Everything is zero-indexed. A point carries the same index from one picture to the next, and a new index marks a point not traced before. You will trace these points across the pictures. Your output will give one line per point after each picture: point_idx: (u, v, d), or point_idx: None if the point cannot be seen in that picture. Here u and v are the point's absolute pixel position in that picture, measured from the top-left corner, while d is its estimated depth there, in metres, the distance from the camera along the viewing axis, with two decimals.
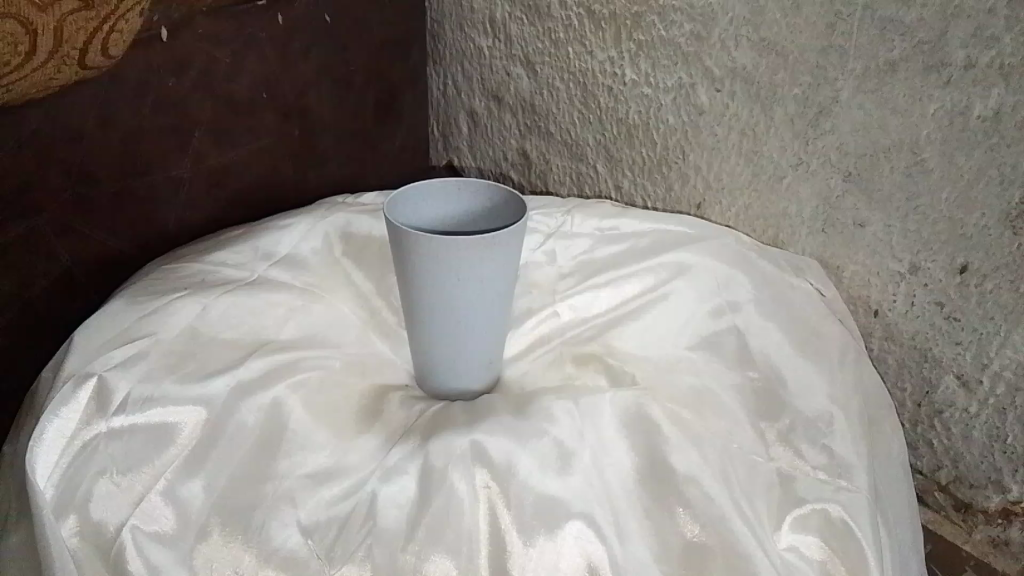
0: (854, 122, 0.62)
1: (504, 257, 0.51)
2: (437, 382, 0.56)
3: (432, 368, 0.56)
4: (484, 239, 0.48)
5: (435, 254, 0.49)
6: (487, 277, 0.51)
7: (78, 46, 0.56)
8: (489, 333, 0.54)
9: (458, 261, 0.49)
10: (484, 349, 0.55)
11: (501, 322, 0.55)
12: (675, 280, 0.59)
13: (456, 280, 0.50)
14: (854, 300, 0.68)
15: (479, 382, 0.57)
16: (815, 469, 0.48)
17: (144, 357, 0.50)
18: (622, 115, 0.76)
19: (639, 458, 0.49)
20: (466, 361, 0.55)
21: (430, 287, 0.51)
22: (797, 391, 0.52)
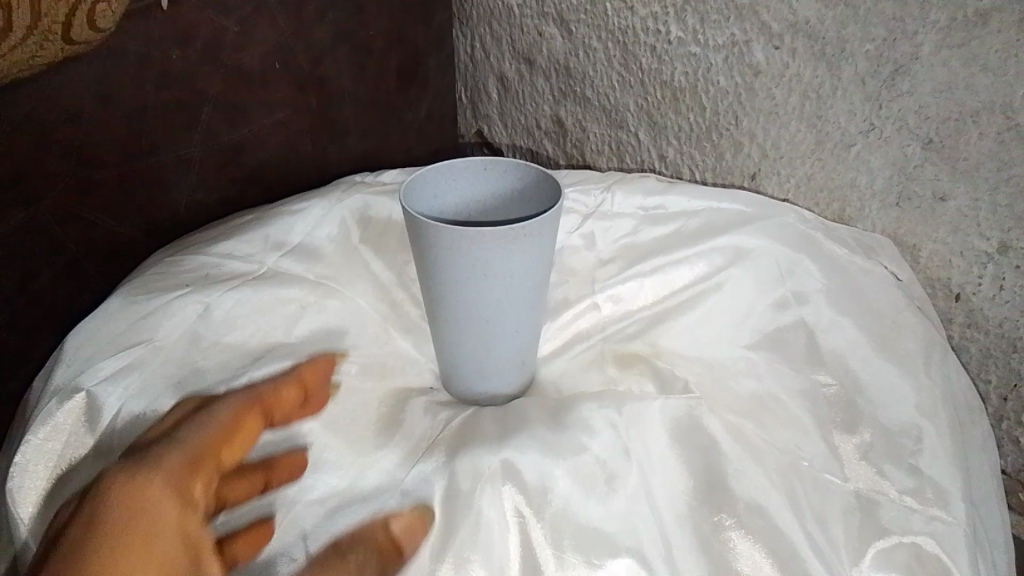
0: (936, 81, 0.54)
1: (536, 248, 0.44)
2: (464, 386, 0.51)
3: (459, 370, 0.50)
4: (513, 229, 0.42)
5: (457, 245, 0.43)
6: (518, 271, 0.45)
7: (60, 19, 0.51)
8: (521, 331, 0.48)
9: (484, 254, 0.43)
10: (515, 350, 0.49)
11: (534, 319, 0.49)
12: (731, 268, 0.52)
13: (482, 274, 0.44)
14: (932, 283, 0.61)
15: (511, 385, 0.51)
16: (902, 492, 0.41)
17: (136, 369, 0.46)
18: (667, 77, 0.68)
19: (693, 478, 0.42)
20: (496, 363, 0.49)
21: (454, 282, 0.45)
22: (876, 397, 0.45)
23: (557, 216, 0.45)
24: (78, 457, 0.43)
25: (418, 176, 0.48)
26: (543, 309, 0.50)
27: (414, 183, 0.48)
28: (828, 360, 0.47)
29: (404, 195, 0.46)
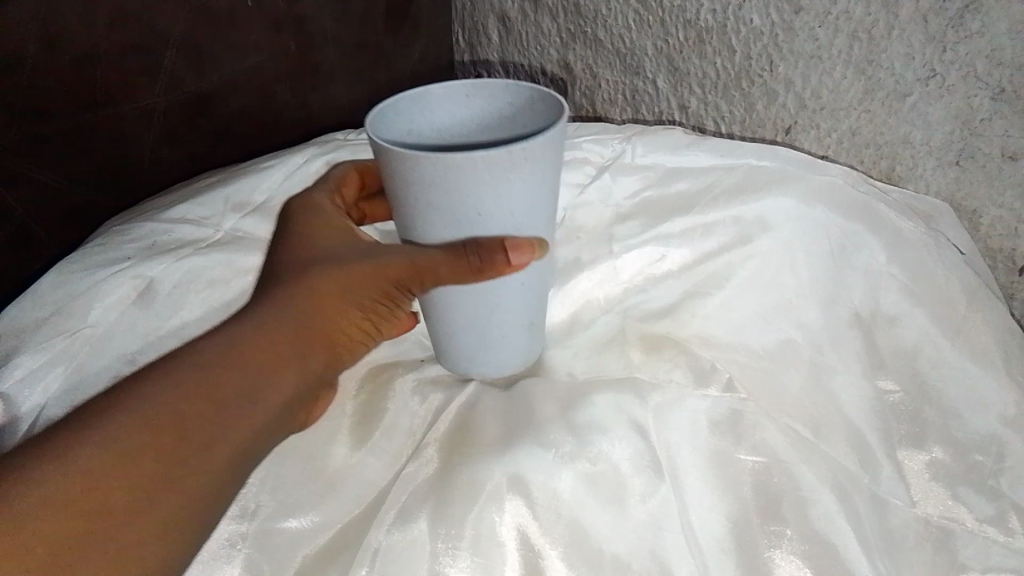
0: (1013, 20, 0.46)
1: (538, 174, 0.36)
2: (456, 358, 0.43)
3: (452, 338, 0.42)
4: (514, 153, 0.34)
5: (447, 178, 0.34)
6: (520, 204, 0.37)
7: None
8: (527, 288, 0.40)
9: (478, 188, 0.35)
10: (521, 310, 0.41)
11: (542, 273, 0.41)
12: (773, 232, 0.45)
13: (480, 212, 0.36)
14: (994, 253, 0.54)
15: (512, 356, 0.43)
16: (982, 523, 0.35)
17: (64, 365, 0.41)
18: (692, 16, 0.59)
19: (738, 502, 0.36)
20: (499, 329, 0.41)
21: (442, 225, 0.37)
22: (950, 403, 0.39)
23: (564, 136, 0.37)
24: None
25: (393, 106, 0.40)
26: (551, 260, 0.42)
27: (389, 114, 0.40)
28: (891, 361, 0.40)
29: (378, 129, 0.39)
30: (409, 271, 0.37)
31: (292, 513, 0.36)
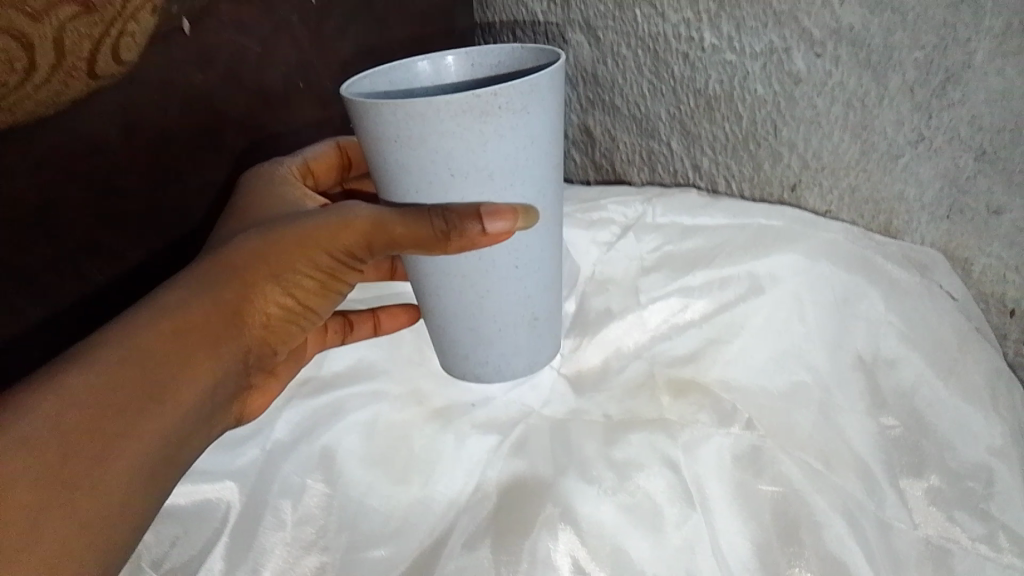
0: (990, 90, 0.51)
1: (517, 124, 0.40)
2: (471, 358, 0.51)
3: (459, 332, 0.49)
4: (479, 99, 0.38)
5: (421, 126, 0.39)
6: (501, 155, 0.41)
7: (84, 54, 0.51)
8: (522, 270, 0.46)
9: (451, 138, 0.39)
10: (517, 296, 0.47)
11: (536, 251, 0.46)
12: (786, 281, 0.50)
13: (463, 166, 0.40)
14: (986, 297, 0.59)
15: (520, 347, 0.50)
16: (975, 541, 0.40)
17: None
18: (701, 86, 0.64)
19: (763, 529, 0.40)
20: (496, 328, 0.48)
21: (419, 178, 0.42)
22: (945, 436, 0.43)
23: (545, 91, 0.40)
24: None
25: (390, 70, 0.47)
26: (550, 241, 0.47)
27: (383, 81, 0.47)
28: (891, 401, 0.45)
29: (365, 88, 0.46)
30: (359, 234, 0.43)
31: (371, 545, 0.42)
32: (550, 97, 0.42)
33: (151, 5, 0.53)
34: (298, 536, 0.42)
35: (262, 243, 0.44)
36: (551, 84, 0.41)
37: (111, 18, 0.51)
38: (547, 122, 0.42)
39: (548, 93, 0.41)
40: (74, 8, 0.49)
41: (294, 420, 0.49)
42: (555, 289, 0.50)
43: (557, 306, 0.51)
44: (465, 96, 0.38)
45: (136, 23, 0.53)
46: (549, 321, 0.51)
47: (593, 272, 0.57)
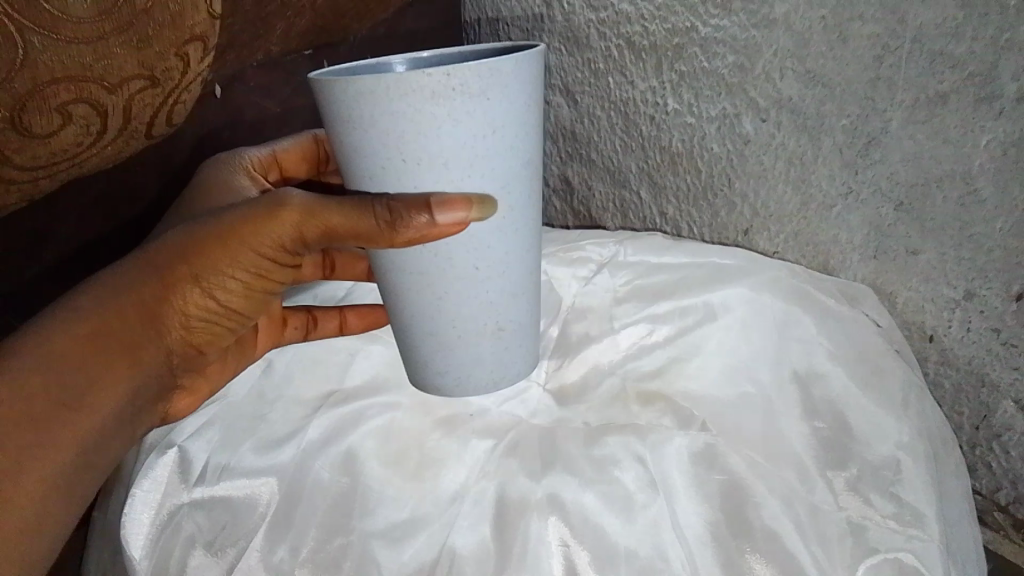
0: (905, 151, 0.56)
1: (475, 109, 0.42)
2: (439, 364, 0.55)
3: (426, 336, 0.54)
4: (431, 77, 0.40)
5: (374, 100, 0.41)
6: (456, 140, 0.43)
7: (145, 120, 0.59)
8: (485, 273, 0.50)
9: (405, 119, 0.42)
10: (479, 300, 0.51)
11: (498, 256, 0.50)
12: (736, 308, 0.60)
13: (414, 149, 0.43)
14: (909, 326, 0.64)
15: (485, 354, 0.54)
16: (886, 518, 0.48)
17: (213, 425, 0.59)
18: (665, 144, 0.71)
19: (714, 511, 0.49)
20: (459, 331, 0.53)
21: (376, 158, 0.44)
22: (863, 435, 0.53)
23: (507, 79, 0.42)
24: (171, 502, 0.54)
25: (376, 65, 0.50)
26: (516, 250, 0.51)
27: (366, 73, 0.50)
28: (822, 408, 0.55)
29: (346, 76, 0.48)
30: (292, 223, 0.49)
31: (386, 528, 0.50)
32: (517, 94, 0.44)
33: (202, 77, 0.61)
34: (326, 521, 0.51)
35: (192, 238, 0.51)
36: (518, 79, 0.43)
37: (171, 88, 0.58)
38: (511, 114, 0.44)
39: (511, 86, 0.43)
40: (143, 83, 0.56)
41: (325, 425, 0.58)
42: (525, 298, 0.54)
43: (526, 318, 0.55)
44: (415, 73, 0.40)
45: (188, 93, 0.60)
46: (515, 333, 0.55)
47: (574, 304, 0.66)
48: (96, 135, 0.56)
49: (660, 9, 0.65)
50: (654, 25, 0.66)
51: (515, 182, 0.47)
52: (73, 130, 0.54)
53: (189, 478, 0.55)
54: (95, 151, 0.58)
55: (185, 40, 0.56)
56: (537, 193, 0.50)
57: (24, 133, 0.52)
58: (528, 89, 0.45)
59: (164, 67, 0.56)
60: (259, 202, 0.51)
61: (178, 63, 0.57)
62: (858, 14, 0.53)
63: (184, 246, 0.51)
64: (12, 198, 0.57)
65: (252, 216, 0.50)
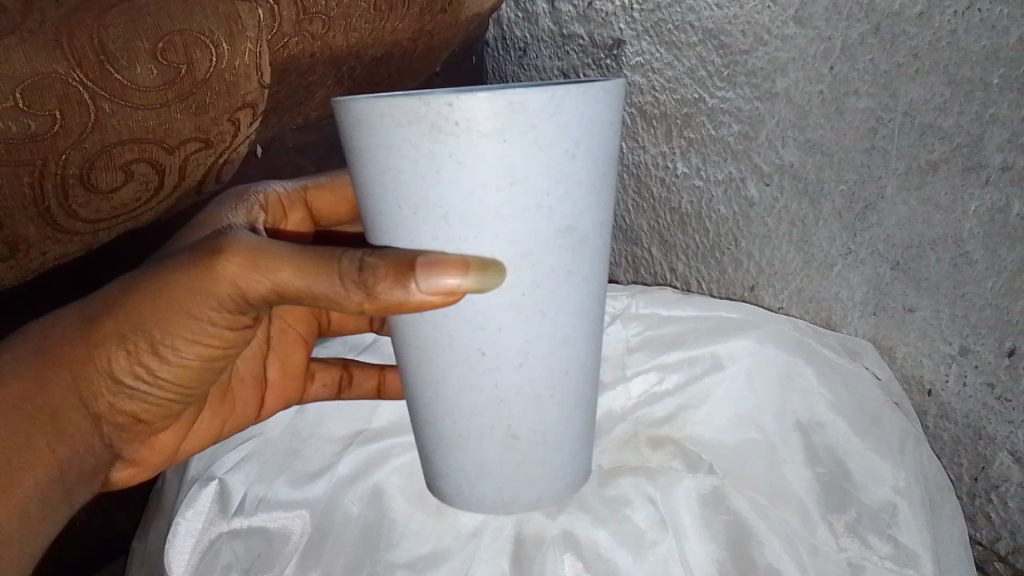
0: (899, 216, 0.59)
1: (484, 152, 0.40)
2: (450, 456, 0.54)
3: (434, 420, 0.53)
4: (427, 108, 0.39)
5: (377, 127, 0.41)
6: (457, 189, 0.41)
7: (197, 177, 0.65)
8: (492, 363, 0.48)
9: (403, 151, 0.41)
10: (486, 394, 0.49)
11: (512, 347, 0.47)
12: (740, 359, 0.63)
13: (412, 192, 0.42)
14: (908, 380, 0.64)
15: (493, 457, 0.52)
16: (882, 558, 0.53)
17: (252, 458, 0.68)
18: (676, 205, 0.76)
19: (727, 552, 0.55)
20: (464, 422, 0.51)
21: (381, 191, 0.44)
22: (861, 479, 0.57)
23: (533, 123, 0.40)
24: (211, 527, 0.62)
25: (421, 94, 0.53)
26: (537, 343, 0.48)
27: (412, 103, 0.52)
28: (822, 454, 0.59)
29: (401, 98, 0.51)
30: (248, 278, 0.48)
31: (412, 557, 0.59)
32: (546, 144, 0.40)
33: (247, 138, 0.67)
34: (352, 554, 0.60)
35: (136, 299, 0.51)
36: (549, 122, 0.40)
37: (221, 149, 0.65)
38: (534, 167, 0.41)
39: (537, 130, 0.40)
40: (197, 144, 0.62)
41: (354, 461, 0.67)
42: (551, 403, 0.51)
43: (549, 428, 0.52)
44: (414, 103, 0.39)
45: (235, 153, 0.67)
46: (534, 443, 0.52)
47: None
48: (152, 190, 0.62)
49: (670, 82, 0.70)
50: (664, 95, 0.71)
51: (542, 252, 0.44)
52: (133, 186, 0.60)
53: (228, 507, 0.63)
54: (149, 204, 0.64)
55: (238, 107, 0.63)
56: (575, 282, 0.47)
57: (91, 189, 0.58)
58: (567, 137, 0.41)
59: (217, 130, 0.63)
60: (202, 250, 0.49)
61: (229, 127, 0.64)
62: (852, 89, 0.58)
63: (127, 305, 0.51)
64: (73, 247, 0.62)
65: (201, 270, 0.49)
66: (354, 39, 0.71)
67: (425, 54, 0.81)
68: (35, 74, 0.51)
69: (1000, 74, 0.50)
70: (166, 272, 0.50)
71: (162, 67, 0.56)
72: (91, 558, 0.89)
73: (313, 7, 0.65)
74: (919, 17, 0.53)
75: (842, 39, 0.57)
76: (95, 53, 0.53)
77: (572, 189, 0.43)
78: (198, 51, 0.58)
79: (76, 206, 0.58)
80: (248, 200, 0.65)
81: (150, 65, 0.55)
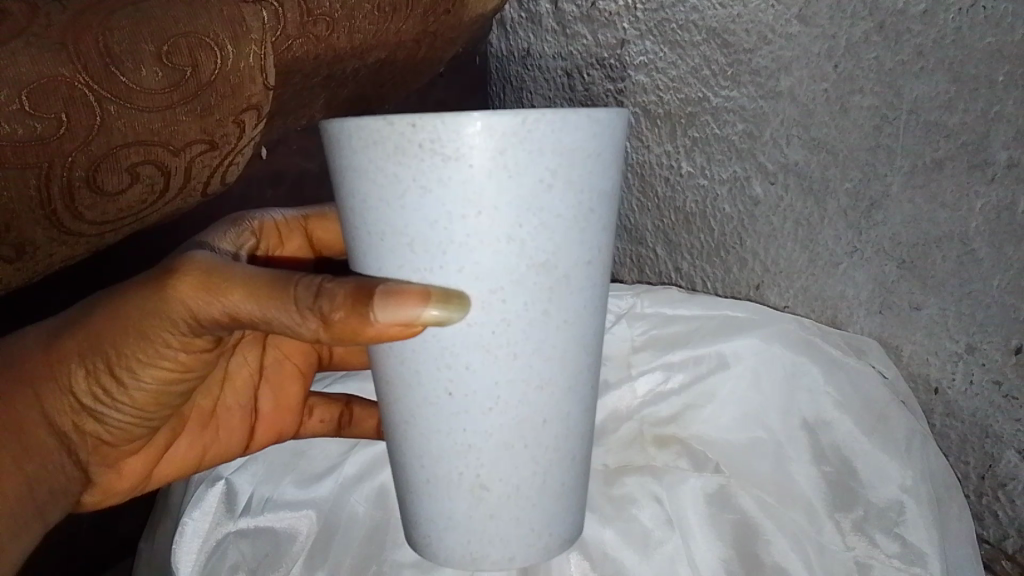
0: (906, 214, 0.59)
1: (449, 175, 0.39)
2: (421, 504, 0.51)
3: (405, 463, 0.51)
4: (390, 125, 0.39)
5: (349, 147, 0.42)
6: (422, 213, 0.40)
7: (202, 179, 0.65)
8: (459, 405, 0.45)
9: (372, 172, 0.41)
10: (455, 441, 0.47)
11: (479, 388, 0.45)
12: (747, 358, 0.63)
13: (381, 216, 0.42)
14: (914, 378, 0.64)
15: (462, 507, 0.49)
16: (890, 557, 0.54)
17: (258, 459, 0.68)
18: (680, 204, 0.76)
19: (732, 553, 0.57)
20: (431, 470, 0.49)
21: (356, 217, 0.44)
22: (868, 479, 0.57)
23: (500, 146, 0.39)
24: (217, 527, 0.63)
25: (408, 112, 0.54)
26: (509, 389, 0.45)
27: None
28: (829, 453, 0.59)
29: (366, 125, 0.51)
30: (210, 302, 0.47)
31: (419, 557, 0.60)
32: (517, 172, 0.39)
33: (252, 141, 0.67)
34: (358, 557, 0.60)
35: (99, 316, 0.50)
36: (521, 149, 0.39)
37: (226, 151, 0.65)
38: (503, 196, 0.40)
39: (506, 154, 0.39)
40: (203, 146, 0.62)
41: (360, 461, 0.67)
42: (528, 458, 0.47)
43: (524, 482, 0.48)
44: (380, 123, 0.39)
45: (240, 156, 0.67)
46: (506, 500, 0.48)
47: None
48: (158, 193, 0.62)
49: (674, 81, 0.70)
50: (669, 95, 0.71)
51: (513, 289, 0.42)
52: (138, 189, 0.60)
53: (235, 507, 0.64)
54: (154, 207, 0.64)
55: (242, 109, 0.63)
56: (554, 328, 0.44)
57: (96, 191, 0.58)
58: (541, 164, 0.40)
59: (222, 133, 0.63)
60: (161, 271, 0.48)
61: (234, 129, 0.64)
62: (857, 87, 0.57)
63: (92, 321, 0.50)
64: (80, 250, 0.62)
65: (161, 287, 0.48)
66: (358, 41, 0.71)
67: (428, 56, 0.81)
68: (41, 77, 0.51)
69: (1006, 72, 0.50)
70: (131, 288, 0.49)
71: (167, 69, 0.56)
72: (96, 556, 0.89)
73: (316, 10, 0.66)
74: (924, 15, 0.53)
75: (847, 38, 0.57)
76: (100, 55, 0.53)
77: (548, 222, 0.41)
78: (203, 54, 0.58)
79: (82, 208, 0.58)
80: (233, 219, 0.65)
81: (154, 68, 0.56)
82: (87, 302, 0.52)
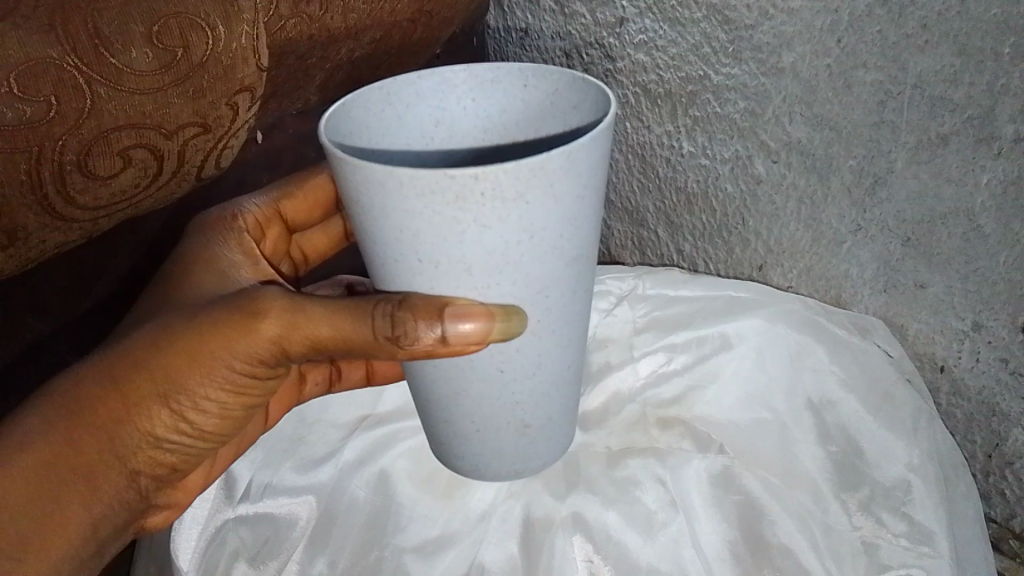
0: (910, 190, 0.58)
1: (508, 214, 0.39)
2: (466, 446, 0.54)
3: (446, 422, 0.53)
4: (454, 181, 0.37)
5: (389, 193, 0.39)
6: (481, 246, 0.41)
7: (196, 163, 0.65)
8: (510, 373, 0.48)
9: (420, 217, 0.40)
10: (507, 402, 0.50)
11: (528, 360, 0.48)
12: (746, 334, 0.64)
13: (433, 250, 0.41)
14: (920, 357, 0.64)
15: (510, 445, 0.53)
16: (898, 537, 0.53)
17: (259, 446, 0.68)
18: (681, 184, 0.74)
19: (743, 540, 0.54)
20: (481, 425, 0.51)
21: (395, 250, 0.43)
22: (875, 458, 0.57)
23: (551, 179, 0.39)
24: (217, 513, 0.62)
25: (406, 83, 0.51)
26: (550, 353, 0.48)
27: (395, 92, 0.51)
28: (835, 434, 0.59)
29: (361, 115, 0.49)
30: (288, 336, 0.50)
31: (421, 540, 0.59)
32: (558, 195, 0.40)
33: (247, 124, 0.67)
34: (360, 543, 0.59)
35: (178, 356, 0.52)
36: (565, 177, 0.40)
37: (220, 134, 0.64)
38: (553, 219, 0.41)
39: (556, 183, 0.40)
40: (195, 129, 0.61)
41: (365, 441, 0.67)
42: (559, 395, 0.52)
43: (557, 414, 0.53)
44: (438, 176, 0.37)
45: (234, 138, 0.66)
46: (545, 425, 0.53)
47: (592, 330, 0.69)
48: (150, 176, 0.62)
49: (674, 59, 0.68)
50: (669, 73, 0.69)
51: (554, 284, 0.45)
52: (131, 172, 0.60)
53: (235, 493, 0.64)
54: (148, 190, 0.63)
55: (235, 90, 0.62)
56: (580, 292, 0.47)
57: (89, 175, 0.57)
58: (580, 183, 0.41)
59: (215, 115, 0.62)
60: (239, 307, 0.51)
61: (226, 112, 0.63)
62: (861, 62, 0.56)
63: (168, 361, 0.52)
64: (73, 235, 0.62)
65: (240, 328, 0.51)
66: (352, 20, 0.70)
67: (424, 36, 0.80)
68: (31, 59, 0.50)
69: (1012, 44, 0.49)
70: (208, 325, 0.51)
71: (158, 50, 0.55)
72: None
73: None
74: None
75: (849, 11, 0.55)
76: (89, 36, 0.52)
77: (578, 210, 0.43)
78: (195, 36, 0.57)
79: (75, 193, 0.57)
80: (237, 227, 0.65)
81: (145, 49, 0.55)
82: (152, 337, 0.53)
